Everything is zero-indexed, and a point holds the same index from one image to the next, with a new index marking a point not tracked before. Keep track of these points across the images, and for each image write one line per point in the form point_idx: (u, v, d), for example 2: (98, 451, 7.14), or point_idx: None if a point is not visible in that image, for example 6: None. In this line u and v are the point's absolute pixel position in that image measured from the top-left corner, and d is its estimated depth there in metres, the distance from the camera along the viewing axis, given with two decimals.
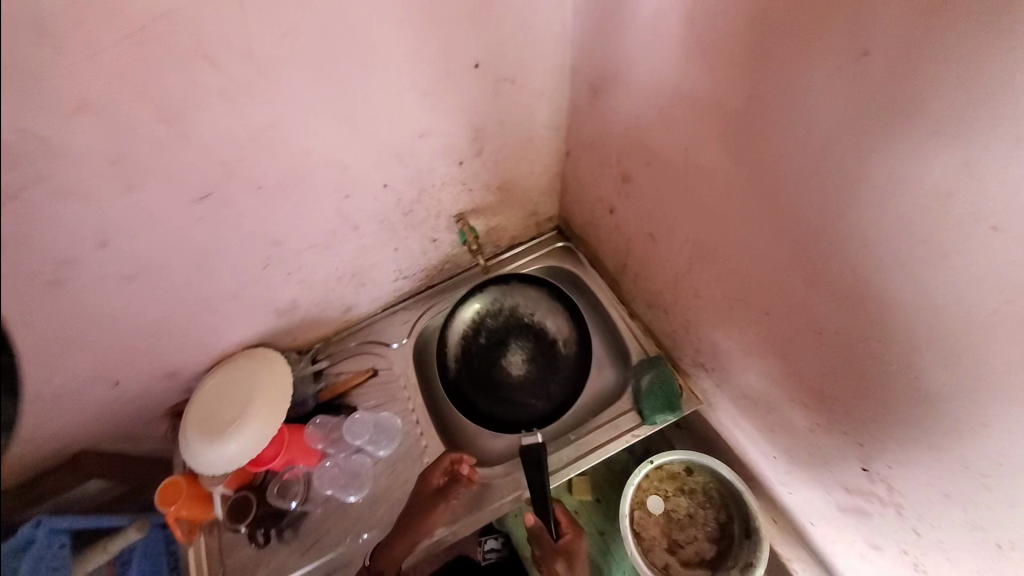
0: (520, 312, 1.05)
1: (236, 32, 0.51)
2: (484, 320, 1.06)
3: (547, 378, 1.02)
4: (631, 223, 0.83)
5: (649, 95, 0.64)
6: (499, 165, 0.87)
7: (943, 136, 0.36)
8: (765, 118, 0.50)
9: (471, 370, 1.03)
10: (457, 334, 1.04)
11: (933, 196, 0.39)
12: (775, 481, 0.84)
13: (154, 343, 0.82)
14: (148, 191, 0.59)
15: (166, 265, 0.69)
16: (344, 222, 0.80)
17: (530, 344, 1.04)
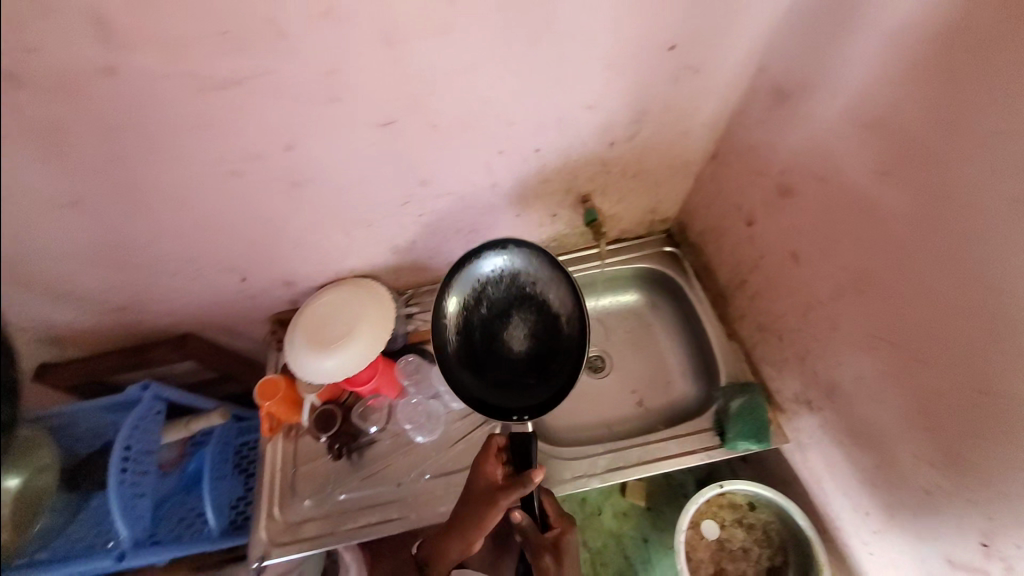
0: (522, 281, 0.88)
1: None
2: (486, 286, 0.88)
3: (546, 360, 0.87)
4: (770, 240, 0.80)
5: (850, 111, 0.61)
6: (645, 154, 0.86)
7: None
8: (1001, 155, 0.46)
9: (466, 344, 0.87)
10: (454, 302, 0.86)
11: None
12: (854, 539, 0.80)
13: (289, 250, 0.88)
14: (344, 107, 0.63)
15: (329, 179, 0.73)
16: (487, 177, 0.82)
17: (533, 318, 0.88)
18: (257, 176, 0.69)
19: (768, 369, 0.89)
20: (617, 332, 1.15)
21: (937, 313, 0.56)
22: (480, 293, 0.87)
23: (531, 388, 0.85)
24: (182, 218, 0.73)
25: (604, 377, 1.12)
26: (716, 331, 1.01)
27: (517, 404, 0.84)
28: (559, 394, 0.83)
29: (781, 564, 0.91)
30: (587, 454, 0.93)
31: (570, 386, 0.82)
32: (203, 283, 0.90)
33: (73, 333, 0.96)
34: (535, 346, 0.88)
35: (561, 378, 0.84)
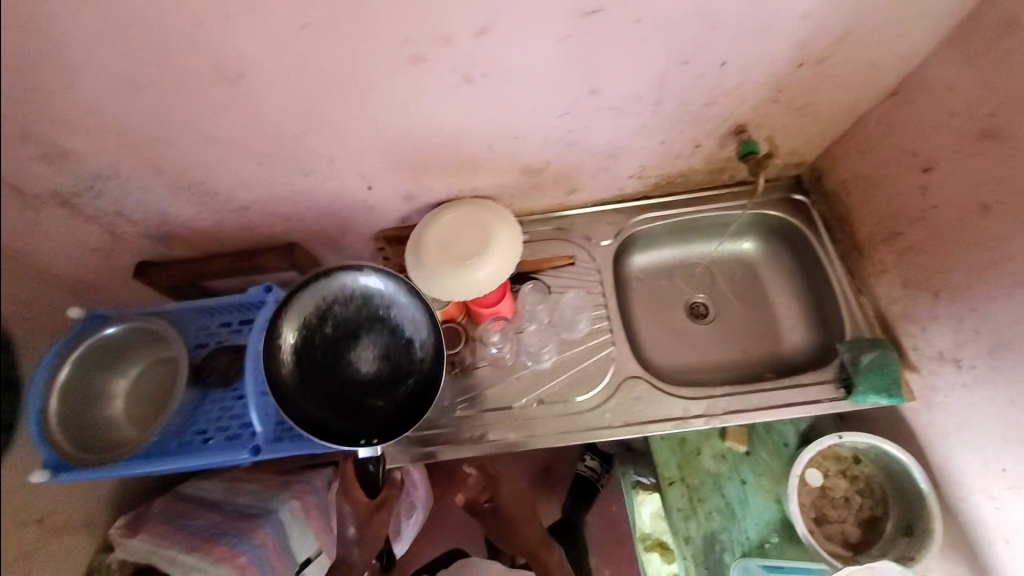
0: (373, 304, 0.89)
1: None
2: (336, 303, 0.88)
3: (396, 379, 0.88)
4: (949, 188, 0.76)
5: None
6: (822, 84, 0.80)
7: None
8: None
9: (309, 364, 0.86)
10: (294, 321, 0.85)
11: None
12: (978, 497, 0.80)
13: (427, 158, 0.83)
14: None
15: (504, 76, 0.67)
16: (656, 92, 0.75)
17: (382, 338, 0.89)
18: (435, 64, 0.64)
19: (907, 325, 0.87)
20: (723, 280, 1.12)
21: None
22: (325, 311, 0.87)
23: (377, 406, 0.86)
24: (340, 105, 0.68)
25: (709, 324, 1.10)
26: (844, 285, 0.97)
27: (358, 420, 0.85)
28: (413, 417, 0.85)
29: (881, 516, 0.92)
30: (707, 395, 0.91)
31: (393, 430, 0.83)
32: (330, 185, 0.85)
33: (187, 229, 0.94)
34: (380, 370, 0.88)
35: (412, 402, 0.85)
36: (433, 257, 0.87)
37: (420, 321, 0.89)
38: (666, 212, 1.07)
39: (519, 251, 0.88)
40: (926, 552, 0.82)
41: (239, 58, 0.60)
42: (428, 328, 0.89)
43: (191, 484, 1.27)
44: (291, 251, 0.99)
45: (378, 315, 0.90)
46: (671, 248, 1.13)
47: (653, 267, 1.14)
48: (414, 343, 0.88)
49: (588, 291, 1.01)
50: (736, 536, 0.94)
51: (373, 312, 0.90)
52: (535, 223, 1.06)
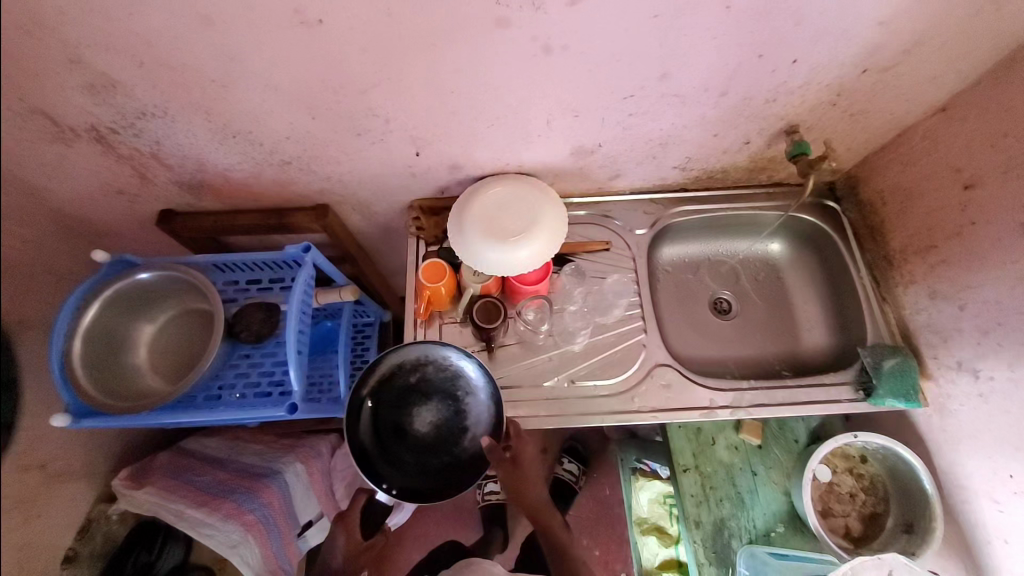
0: (459, 382, 0.90)
1: None
2: (433, 362, 0.91)
3: (436, 453, 0.89)
4: (992, 205, 0.78)
5: None
6: (881, 92, 0.81)
7: None
8: None
9: (385, 399, 0.91)
10: (394, 357, 0.91)
11: None
12: (982, 500, 0.85)
13: (485, 130, 0.81)
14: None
15: (583, 51, 0.67)
16: (724, 83, 0.75)
17: (446, 413, 0.90)
18: (519, 30, 0.62)
19: (929, 336, 0.90)
20: (747, 278, 1.15)
21: None
22: (420, 364, 0.91)
23: (407, 463, 0.88)
24: (412, 63, 0.66)
25: (731, 320, 1.12)
26: (868, 292, 1.00)
27: (388, 461, 0.88)
28: (426, 491, 0.86)
29: (882, 513, 0.97)
30: (734, 388, 0.93)
31: (415, 498, 0.85)
32: (379, 148, 0.83)
33: (221, 180, 0.90)
34: (432, 438, 0.90)
35: (440, 482, 0.87)
36: (476, 224, 0.86)
37: (485, 417, 0.89)
38: (702, 206, 1.08)
39: (563, 238, 0.87)
40: (927, 547, 0.87)
41: (322, 2, 0.57)
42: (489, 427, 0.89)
43: (194, 441, 1.25)
44: (325, 212, 0.97)
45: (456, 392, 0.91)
46: (701, 243, 1.14)
47: (681, 260, 1.15)
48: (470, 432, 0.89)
49: (621, 279, 1.02)
50: (743, 523, 0.98)
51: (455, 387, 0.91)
52: (571, 206, 1.06)
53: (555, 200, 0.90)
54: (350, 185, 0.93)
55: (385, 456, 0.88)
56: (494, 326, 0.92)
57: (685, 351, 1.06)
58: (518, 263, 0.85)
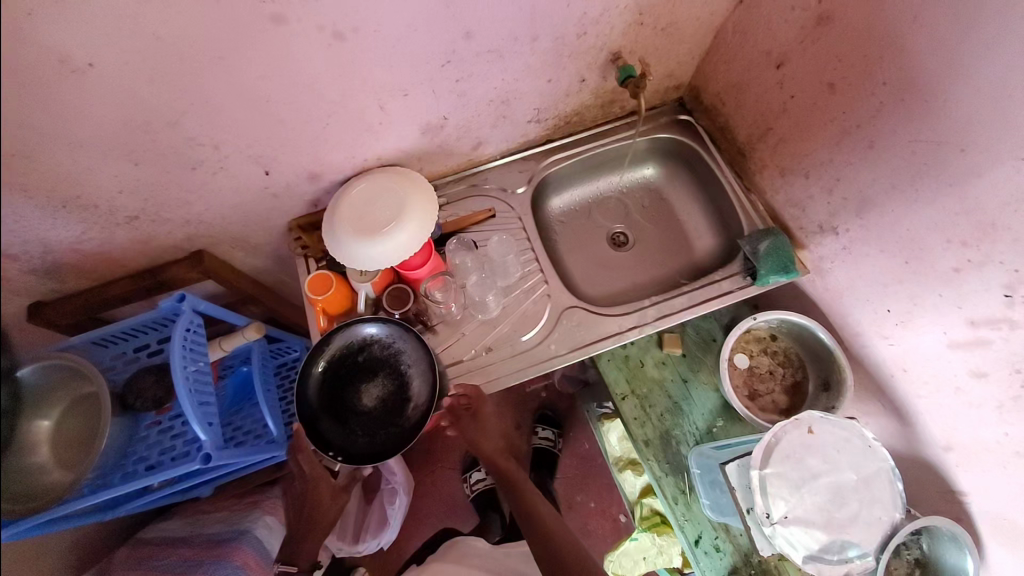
0: (402, 359, 0.92)
1: None
2: (377, 340, 0.92)
3: (383, 425, 0.91)
4: (799, 77, 0.85)
5: None
6: (677, 2, 0.86)
7: None
8: None
9: (332, 378, 0.91)
10: (341, 337, 0.91)
11: None
12: (872, 338, 0.92)
13: (322, 130, 0.81)
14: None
15: (376, 29, 0.68)
16: (529, 28, 0.78)
17: (392, 388, 0.92)
18: (301, 23, 0.63)
19: (790, 210, 0.98)
20: (634, 207, 1.21)
21: (979, 104, 0.63)
22: (365, 342, 0.92)
23: (355, 436, 0.90)
24: (212, 83, 0.66)
25: (630, 249, 1.19)
26: (735, 188, 1.08)
27: (337, 436, 0.89)
28: (373, 459, 0.88)
29: (801, 379, 1.06)
30: (636, 308, 1.00)
31: (362, 463, 0.86)
32: (226, 177, 0.82)
33: (77, 257, 0.86)
34: (379, 412, 0.91)
35: (385, 449, 0.88)
36: (346, 231, 0.86)
37: (425, 389, 0.91)
38: (571, 151, 1.12)
39: (435, 200, 0.90)
40: (840, 398, 0.96)
41: (88, 45, 0.56)
42: (429, 398, 0.91)
43: (152, 528, 1.20)
44: (203, 256, 0.96)
45: (400, 369, 0.93)
46: (583, 186, 1.20)
47: (571, 207, 1.21)
48: (412, 404, 0.91)
49: (513, 239, 1.05)
50: (687, 429, 1.07)
51: (398, 365, 0.93)
52: (449, 184, 1.08)
53: (410, 177, 0.92)
54: (215, 223, 0.91)
55: (334, 427, 0.90)
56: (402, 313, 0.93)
57: (592, 290, 1.14)
58: (399, 248, 0.86)
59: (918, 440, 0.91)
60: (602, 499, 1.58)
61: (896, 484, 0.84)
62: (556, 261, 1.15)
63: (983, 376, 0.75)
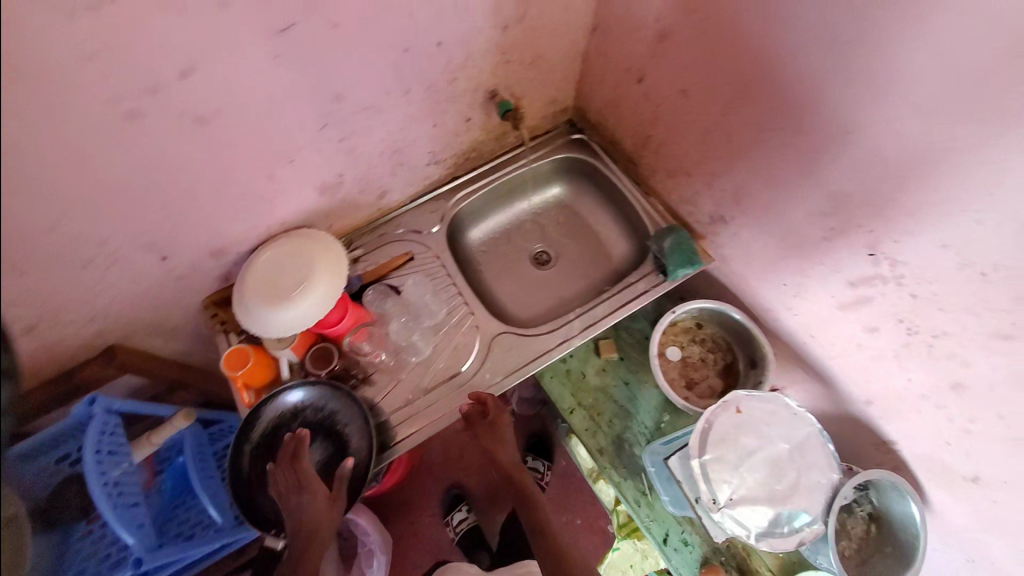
0: (339, 420, 0.90)
1: None
2: (309, 405, 0.89)
3: (328, 491, 0.89)
4: (659, 87, 0.92)
5: None
6: (536, 37, 0.92)
7: None
8: None
9: (268, 453, 0.88)
10: (269, 410, 0.87)
11: None
12: (779, 310, 0.97)
13: (212, 208, 0.82)
14: (238, 10, 0.60)
15: (239, 107, 0.70)
16: (398, 82, 0.82)
17: (332, 451, 0.90)
18: (158, 115, 0.65)
19: (685, 206, 1.05)
20: (550, 226, 1.26)
21: (804, 90, 0.69)
22: (297, 410, 0.89)
23: None
24: (79, 184, 0.66)
25: (553, 266, 1.23)
26: (634, 193, 1.15)
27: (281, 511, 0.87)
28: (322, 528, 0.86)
29: (732, 360, 1.10)
30: (562, 322, 1.03)
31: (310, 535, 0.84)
32: (121, 270, 0.81)
33: None
34: (322, 478, 0.89)
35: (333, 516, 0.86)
36: (263, 311, 0.85)
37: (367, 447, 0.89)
38: (477, 184, 1.17)
39: (343, 253, 0.91)
40: (766, 373, 1.01)
41: None
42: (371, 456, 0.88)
43: None
44: (117, 351, 0.94)
45: (338, 430, 0.90)
46: (498, 215, 1.24)
47: (489, 236, 1.24)
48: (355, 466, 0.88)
49: (433, 278, 1.07)
50: (637, 430, 1.09)
51: (335, 426, 0.90)
52: (363, 236, 1.10)
53: (301, 238, 0.91)
54: (122, 316, 0.90)
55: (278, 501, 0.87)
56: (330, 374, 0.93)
57: (523, 313, 1.17)
58: (323, 306, 0.87)
59: (844, 399, 0.95)
60: (586, 514, 1.56)
61: (828, 445, 0.87)
62: (484, 291, 1.18)
63: (874, 330, 0.80)
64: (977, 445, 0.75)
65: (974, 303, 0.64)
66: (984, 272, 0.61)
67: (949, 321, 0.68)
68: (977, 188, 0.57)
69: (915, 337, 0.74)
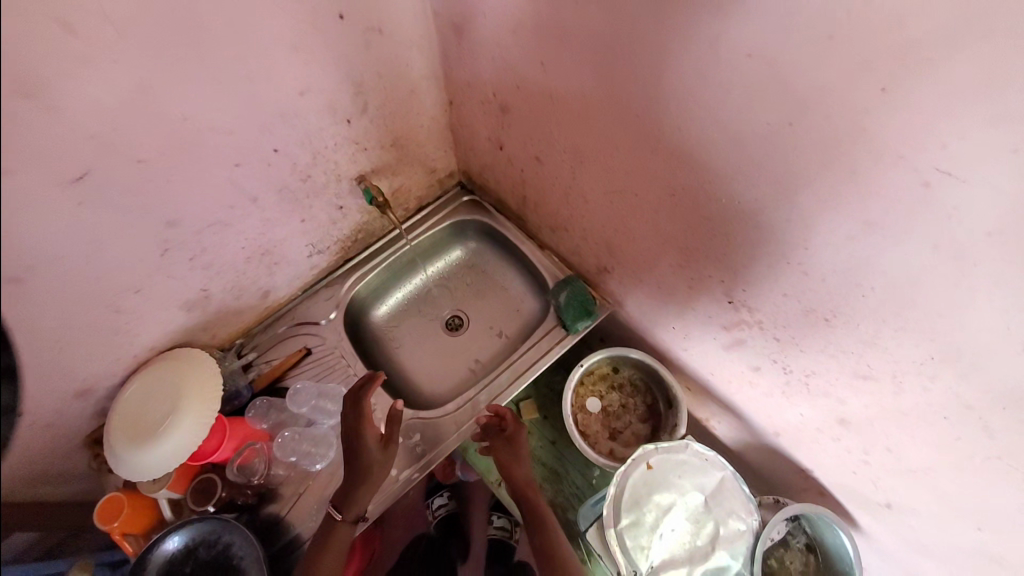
0: (233, 553, 0.84)
1: (92, 5, 0.51)
2: (201, 542, 0.85)
3: None
4: (517, 151, 0.92)
5: (495, 20, 0.71)
6: (389, 122, 0.92)
7: (722, 9, 0.46)
8: (579, 15, 0.59)
9: None
10: (155, 557, 0.81)
11: (734, 50, 0.48)
12: (678, 351, 0.95)
13: (56, 357, 0.76)
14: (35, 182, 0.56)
15: (56, 260, 0.66)
16: (242, 195, 0.80)
17: None
18: None
19: (574, 257, 1.04)
20: (458, 287, 1.22)
21: (632, 155, 0.69)
22: (188, 550, 0.83)
23: None
24: None
25: (466, 331, 1.19)
26: (530, 248, 1.15)
27: None
28: None
29: (653, 402, 1.07)
30: (468, 399, 1.01)
31: None
32: None
33: None
34: None
35: None
36: (164, 459, 0.80)
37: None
38: (372, 263, 1.14)
39: (215, 370, 0.89)
40: (680, 414, 0.99)
41: None
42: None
43: None
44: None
45: (234, 567, 0.84)
46: (402, 288, 1.20)
47: (395, 312, 1.20)
48: None
49: (331, 370, 1.04)
50: (568, 492, 1.04)
51: (231, 563, 0.84)
52: (255, 338, 1.06)
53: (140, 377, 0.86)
54: None
55: None
56: (217, 505, 0.89)
57: (438, 386, 1.14)
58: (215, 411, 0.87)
59: (757, 431, 0.93)
60: None
61: (742, 488, 0.85)
62: (396, 371, 1.14)
63: (757, 369, 0.79)
64: (880, 475, 0.74)
65: (827, 344, 0.63)
66: (826, 317, 0.60)
67: (813, 361, 0.67)
68: (795, 245, 0.57)
69: (791, 376, 0.73)
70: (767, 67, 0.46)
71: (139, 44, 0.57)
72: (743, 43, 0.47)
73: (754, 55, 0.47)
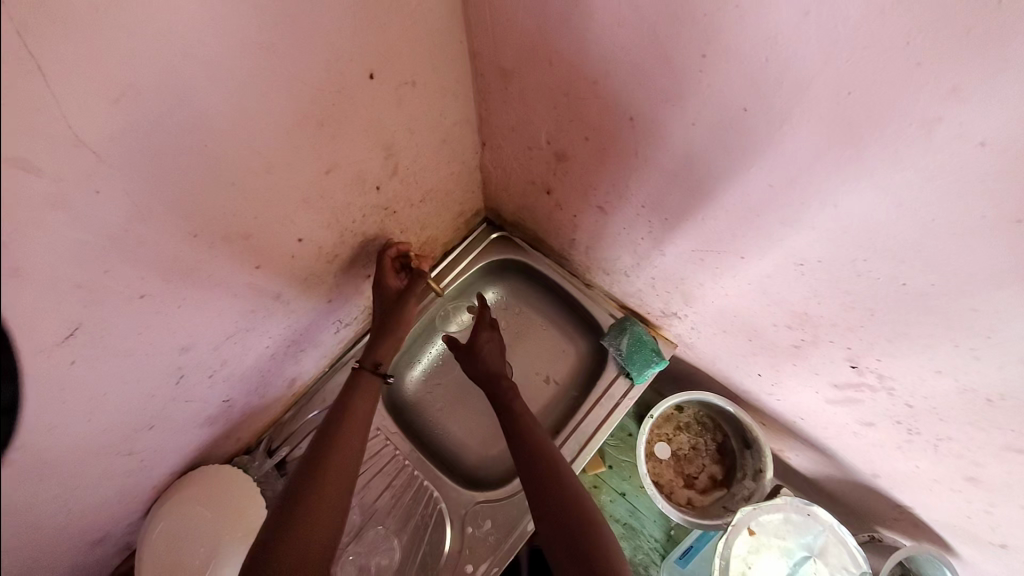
0: None
1: (59, 134, 0.36)
2: None
3: None
4: (571, 198, 0.80)
5: (559, 66, 0.58)
6: (420, 178, 0.78)
7: (958, 91, 0.34)
8: (695, 72, 0.47)
9: None
10: None
11: (958, 137, 0.36)
12: (761, 393, 0.88)
13: (63, 522, 0.62)
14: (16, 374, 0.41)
15: (49, 430, 0.51)
16: (263, 295, 0.67)
17: None
18: None
19: (633, 299, 0.95)
20: None
21: (739, 219, 0.59)
22: None
23: None
24: None
25: None
26: (577, 286, 1.03)
27: None
28: None
29: (723, 439, 1.01)
30: None
31: None
32: None
33: None
34: None
35: None
36: None
37: None
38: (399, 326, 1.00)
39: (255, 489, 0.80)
40: (764, 458, 0.93)
41: None
42: None
43: None
44: None
45: None
46: (435, 344, 1.05)
47: (429, 372, 1.04)
48: None
49: (381, 458, 0.94)
50: (647, 547, 0.99)
51: None
52: (283, 430, 0.93)
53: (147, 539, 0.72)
54: None
55: None
56: None
57: (490, 455, 0.99)
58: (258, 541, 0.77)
59: (848, 470, 0.88)
60: None
61: (848, 540, 0.78)
62: (443, 442, 1.00)
63: (869, 425, 0.72)
64: (1000, 522, 0.68)
65: (979, 420, 0.57)
66: (989, 398, 0.53)
67: (953, 430, 0.61)
68: (970, 331, 0.49)
69: (918, 436, 0.67)
70: (1015, 160, 0.35)
71: (130, 166, 0.42)
72: (976, 130, 0.35)
73: (991, 145, 0.35)
